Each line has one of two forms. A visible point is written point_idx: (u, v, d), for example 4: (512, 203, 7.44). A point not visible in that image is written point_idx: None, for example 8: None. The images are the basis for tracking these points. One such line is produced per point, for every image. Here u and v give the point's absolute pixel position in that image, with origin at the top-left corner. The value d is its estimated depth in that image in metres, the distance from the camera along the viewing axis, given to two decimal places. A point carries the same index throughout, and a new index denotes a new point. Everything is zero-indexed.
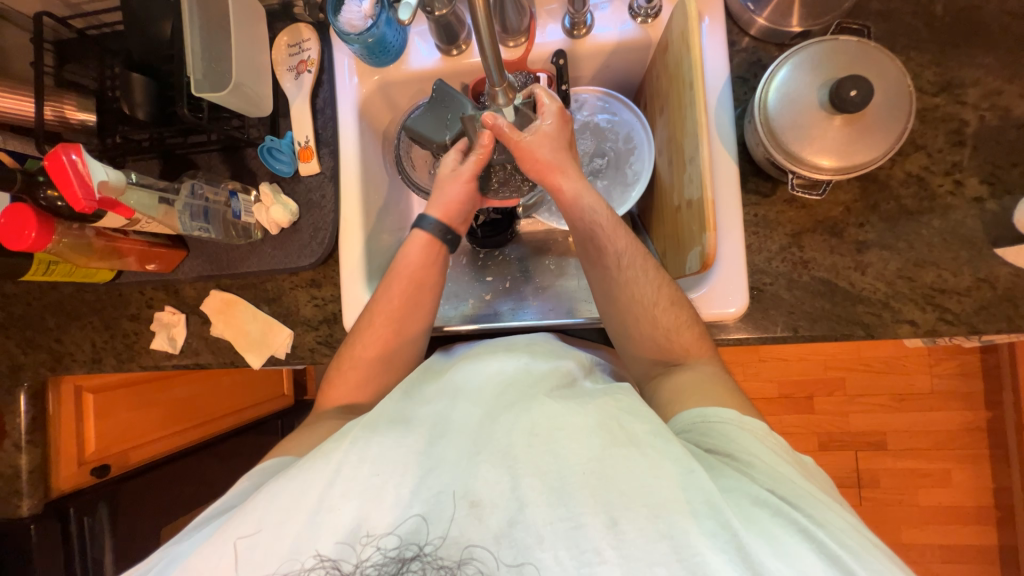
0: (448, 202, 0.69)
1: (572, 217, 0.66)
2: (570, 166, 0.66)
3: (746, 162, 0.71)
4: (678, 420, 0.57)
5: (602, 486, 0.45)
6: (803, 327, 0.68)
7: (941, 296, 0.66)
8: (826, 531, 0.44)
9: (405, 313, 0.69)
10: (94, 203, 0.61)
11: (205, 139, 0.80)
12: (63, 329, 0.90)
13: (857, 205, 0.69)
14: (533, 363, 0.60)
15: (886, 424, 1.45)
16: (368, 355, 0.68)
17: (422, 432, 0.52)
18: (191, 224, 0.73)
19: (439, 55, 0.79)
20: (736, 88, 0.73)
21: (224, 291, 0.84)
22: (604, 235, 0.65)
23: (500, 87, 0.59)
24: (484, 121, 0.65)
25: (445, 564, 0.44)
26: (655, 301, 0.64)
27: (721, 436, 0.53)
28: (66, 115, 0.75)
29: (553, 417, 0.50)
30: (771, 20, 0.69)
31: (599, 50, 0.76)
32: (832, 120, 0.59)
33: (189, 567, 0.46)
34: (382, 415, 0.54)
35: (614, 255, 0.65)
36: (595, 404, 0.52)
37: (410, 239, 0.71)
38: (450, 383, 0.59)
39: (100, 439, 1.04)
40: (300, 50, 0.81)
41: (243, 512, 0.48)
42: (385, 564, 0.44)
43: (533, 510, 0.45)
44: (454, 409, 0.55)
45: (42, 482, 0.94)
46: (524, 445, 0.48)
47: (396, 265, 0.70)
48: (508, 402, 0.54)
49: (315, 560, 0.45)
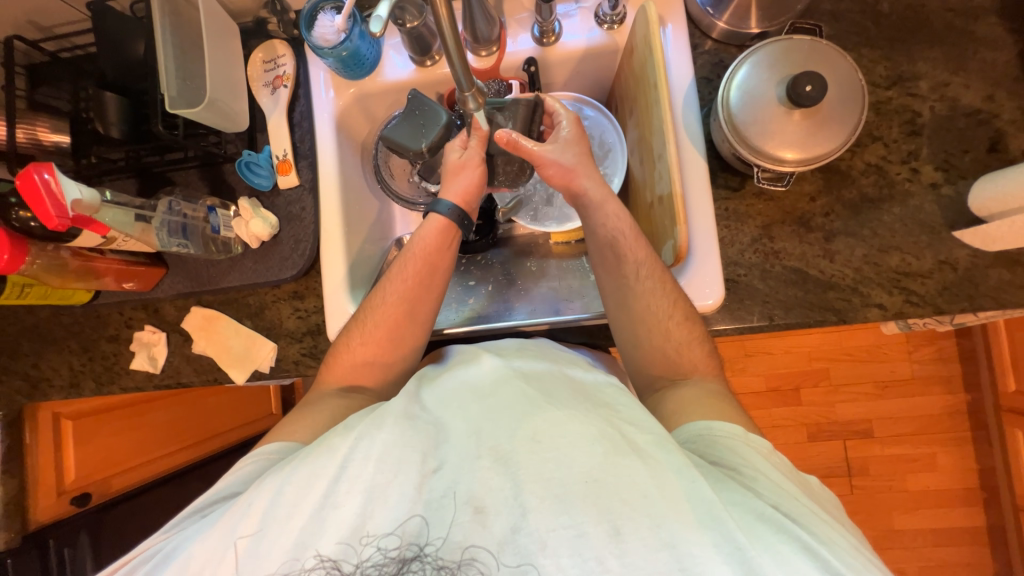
0: (466, 187, 0.71)
1: (595, 225, 0.67)
2: (591, 172, 0.68)
3: (715, 158, 0.74)
4: (682, 430, 0.57)
5: (603, 494, 0.45)
6: (779, 315, 0.70)
7: (906, 279, 0.69)
8: (830, 550, 0.44)
9: (414, 297, 0.69)
10: (67, 220, 0.60)
11: (182, 156, 0.80)
12: (39, 354, 0.88)
13: (822, 195, 0.71)
14: (528, 366, 0.59)
15: (871, 412, 1.48)
16: (358, 360, 0.68)
17: (423, 436, 0.51)
18: (170, 239, 0.74)
19: (413, 66, 0.81)
20: (702, 88, 0.76)
21: (205, 307, 0.83)
22: (626, 244, 0.66)
23: (470, 91, 0.57)
24: (500, 139, 0.66)
25: (446, 565, 0.44)
26: (669, 314, 0.65)
27: (726, 451, 0.53)
28: (39, 137, 0.75)
29: (555, 425, 0.49)
30: (730, 23, 0.72)
31: (568, 56, 0.78)
32: (792, 115, 0.62)
33: (195, 556, 0.48)
34: (387, 412, 0.53)
35: (633, 265, 0.65)
36: (596, 413, 0.51)
37: (424, 224, 0.71)
38: (450, 388, 0.58)
39: (81, 467, 1.02)
40: (275, 66, 0.82)
41: (244, 502, 0.49)
42: (385, 564, 0.44)
43: (535, 515, 0.45)
44: (453, 411, 0.54)
45: (20, 514, 0.90)
46: (526, 451, 0.48)
47: (412, 245, 0.70)
48: (508, 403, 0.52)
49: (315, 560, 0.44)
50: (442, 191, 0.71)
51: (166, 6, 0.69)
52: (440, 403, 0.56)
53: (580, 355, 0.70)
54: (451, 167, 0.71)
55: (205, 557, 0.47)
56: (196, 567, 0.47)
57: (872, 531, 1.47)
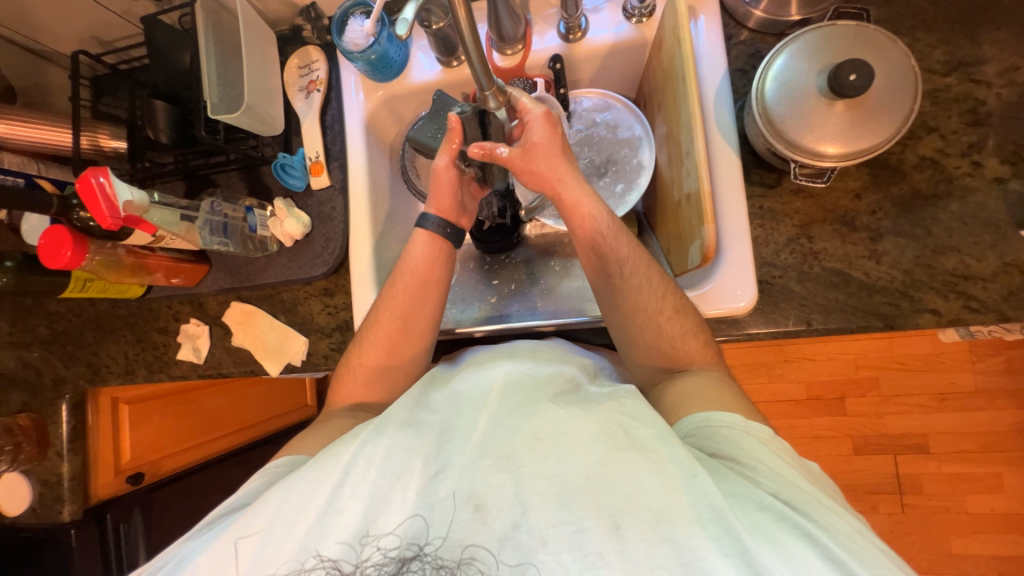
0: (441, 196, 0.71)
1: (575, 226, 0.65)
2: (569, 172, 0.65)
3: (749, 154, 0.70)
4: (680, 424, 0.55)
5: (604, 490, 0.44)
6: (817, 320, 0.66)
7: (964, 283, 0.63)
8: (832, 536, 0.42)
9: (411, 312, 0.70)
10: (119, 220, 0.65)
11: (224, 159, 0.84)
12: (100, 343, 0.96)
13: (868, 192, 0.67)
14: (534, 368, 0.59)
15: (926, 426, 1.37)
16: (378, 359, 0.70)
17: (430, 437, 0.52)
18: (212, 238, 0.78)
19: (439, 67, 0.82)
20: (735, 81, 0.73)
21: (244, 302, 0.88)
22: (607, 243, 0.64)
23: (489, 90, 0.56)
24: (474, 154, 0.63)
25: (446, 564, 0.44)
26: (659, 309, 0.62)
27: (724, 441, 0.50)
28: (101, 144, 0.81)
29: (556, 423, 0.49)
30: (768, 12, 0.69)
31: (594, 52, 0.77)
32: (833, 107, 0.58)
33: (198, 566, 0.49)
34: (391, 418, 0.53)
35: (616, 263, 0.64)
36: (600, 411, 0.51)
37: (412, 239, 0.72)
38: (458, 389, 0.59)
39: (134, 448, 1.11)
40: (309, 71, 0.85)
41: (253, 511, 0.49)
42: (386, 564, 0.45)
43: (535, 514, 0.44)
44: (460, 414, 0.55)
45: (82, 488, 0.98)
46: (528, 450, 0.48)
47: (401, 264, 0.71)
48: (512, 405, 0.53)
49: (316, 560, 0.46)
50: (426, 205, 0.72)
51: (209, 17, 0.74)
52: (447, 405, 0.57)
53: (597, 359, 0.68)
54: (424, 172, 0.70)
55: (212, 564, 0.48)
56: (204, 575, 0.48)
57: (927, 555, 1.36)
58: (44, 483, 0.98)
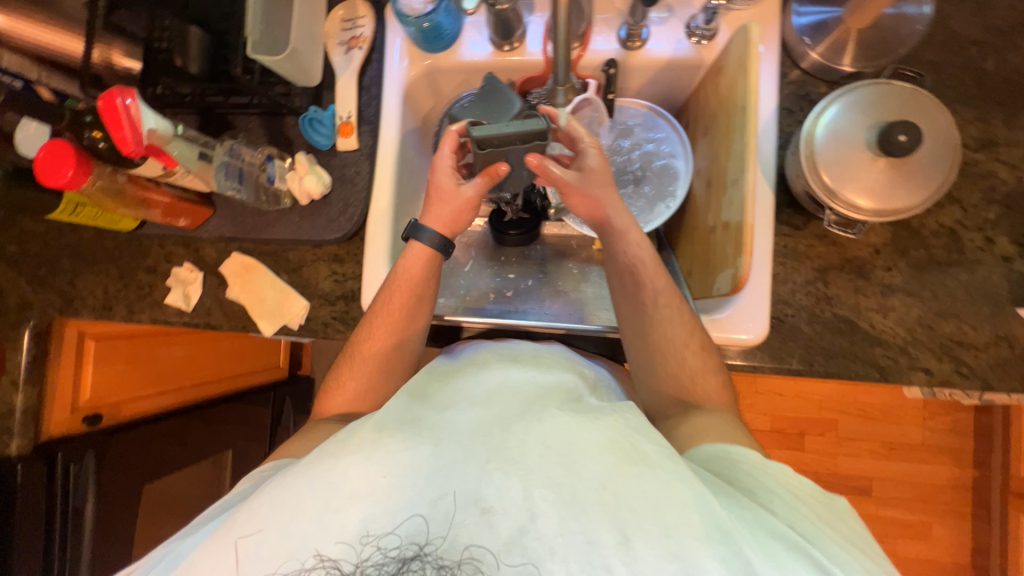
0: (453, 217, 0.69)
1: (615, 254, 0.67)
2: (616, 199, 0.66)
3: (783, 193, 0.72)
4: (698, 451, 0.56)
5: (614, 501, 0.43)
6: (819, 362, 0.69)
7: (958, 348, 0.67)
8: (842, 568, 0.42)
9: (402, 329, 0.69)
10: (141, 149, 0.61)
11: (247, 102, 0.80)
12: (78, 273, 0.91)
13: (886, 248, 0.69)
14: (539, 377, 0.59)
15: (873, 471, 1.45)
16: (370, 363, 0.69)
17: (430, 434, 0.48)
18: (226, 182, 0.74)
19: (491, 49, 0.79)
20: (782, 119, 0.73)
21: (245, 254, 0.84)
22: (645, 275, 0.65)
23: (562, 86, 0.63)
24: (529, 162, 0.61)
25: (446, 564, 0.40)
26: (686, 342, 0.64)
27: (742, 472, 0.51)
28: (113, 60, 0.76)
29: (564, 431, 0.48)
30: (824, 56, 0.70)
31: (649, 64, 0.76)
32: (876, 162, 0.60)
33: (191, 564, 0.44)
34: (388, 416, 0.51)
35: (652, 293, 0.65)
36: (607, 422, 0.50)
37: (407, 252, 0.70)
38: (455, 389, 0.58)
39: (96, 387, 1.03)
40: (353, 26, 0.81)
41: (250, 509, 0.46)
42: (385, 564, 0.41)
43: (545, 522, 0.42)
44: (458, 411, 0.52)
45: (34, 422, 0.93)
46: (537, 456, 0.46)
47: (394, 271, 0.69)
48: (517, 411, 0.51)
49: (315, 559, 0.41)
50: (425, 217, 0.69)
51: None
52: (448, 401, 0.55)
53: (598, 370, 0.69)
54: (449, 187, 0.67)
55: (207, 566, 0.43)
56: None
57: None
58: None
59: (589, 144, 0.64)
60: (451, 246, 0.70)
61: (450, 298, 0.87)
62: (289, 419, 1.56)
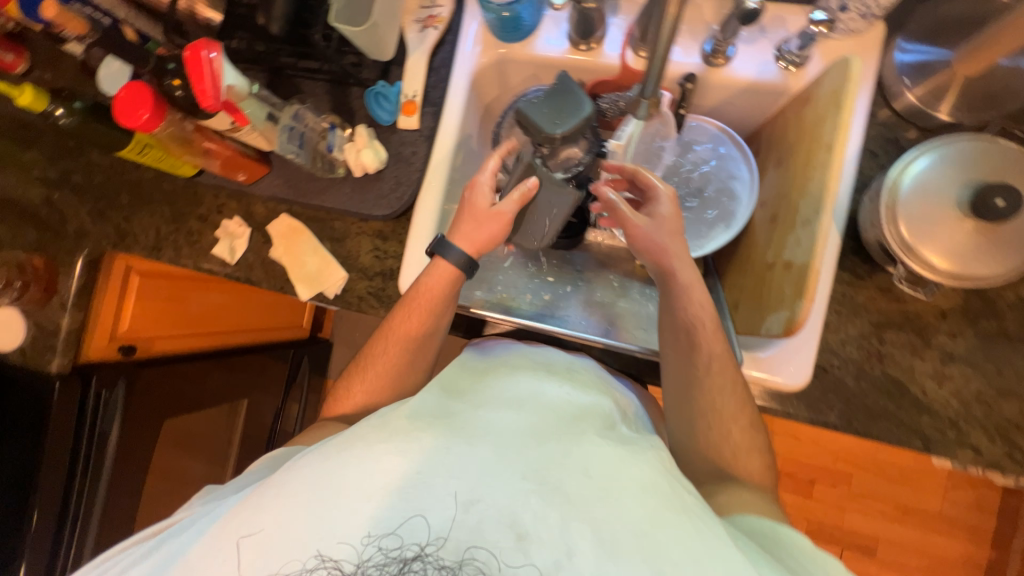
0: (479, 236, 0.70)
1: (673, 308, 0.64)
2: (684, 253, 0.65)
3: (851, 239, 0.68)
4: (745, 522, 0.52)
5: (654, 552, 0.40)
6: (859, 421, 0.66)
7: (1015, 431, 0.63)
8: None
9: (418, 344, 0.70)
10: (219, 104, 0.62)
11: (316, 67, 0.81)
12: (134, 211, 0.94)
13: (954, 314, 0.65)
14: (574, 395, 0.57)
15: (882, 532, 1.40)
16: (383, 373, 0.69)
17: (467, 438, 0.46)
18: (288, 144, 0.73)
19: (567, 46, 0.77)
20: (864, 161, 0.69)
21: (293, 217, 0.85)
22: (703, 334, 0.62)
23: (648, 98, 0.56)
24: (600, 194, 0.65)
25: (446, 564, 0.40)
26: (734, 416, 0.62)
27: (789, 555, 0.47)
28: (197, 11, 0.80)
29: (606, 463, 0.45)
30: (921, 100, 0.66)
31: (729, 84, 0.73)
32: (964, 223, 0.56)
33: (192, 557, 0.43)
34: (423, 410, 0.50)
35: (706, 357, 0.62)
36: (649, 459, 0.48)
37: (431, 266, 0.70)
38: (489, 390, 0.56)
39: (135, 320, 1.07)
40: (431, 5, 0.81)
41: (258, 509, 0.43)
42: (386, 564, 0.40)
43: (583, 561, 0.40)
44: (494, 414, 0.51)
45: (76, 344, 0.97)
46: (577, 485, 0.43)
47: (416, 286, 0.70)
48: (556, 429, 0.49)
49: (316, 560, 0.41)
50: (452, 235, 0.70)
51: None
52: (483, 401, 0.53)
53: (629, 397, 0.67)
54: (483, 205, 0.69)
55: (205, 555, 0.43)
56: (196, 563, 0.43)
57: None
58: (39, 328, 0.96)
59: (663, 194, 0.65)
60: (475, 267, 0.71)
61: (483, 291, 0.84)
62: (305, 378, 1.60)
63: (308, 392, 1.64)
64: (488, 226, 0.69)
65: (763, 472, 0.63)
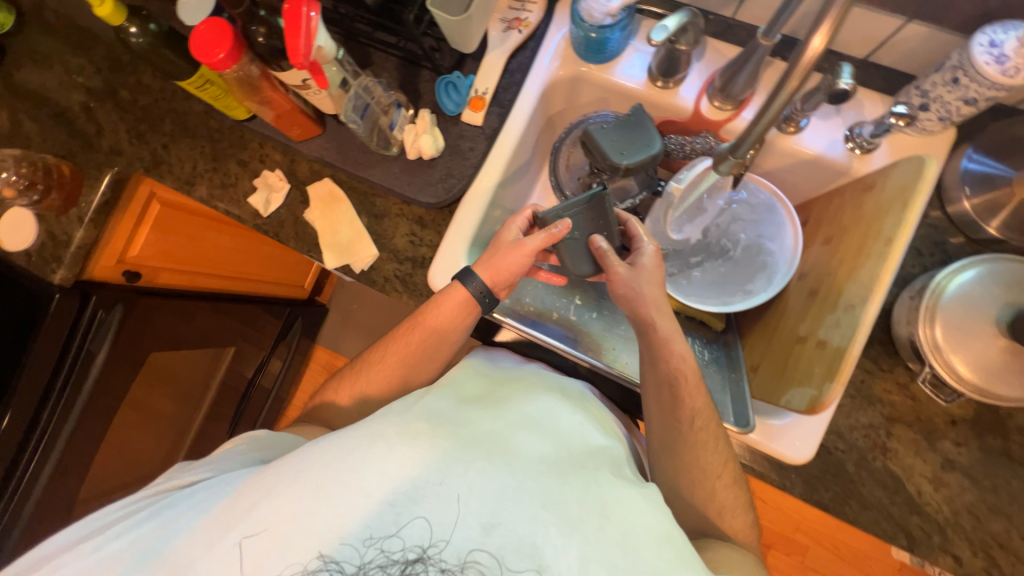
0: (501, 266, 0.68)
1: (656, 358, 0.65)
2: (664, 307, 0.67)
3: (882, 330, 0.69)
4: None
5: None
6: (852, 507, 0.67)
7: (997, 549, 0.64)
8: None
9: (416, 362, 0.71)
10: (306, 64, 0.61)
11: (393, 43, 0.81)
12: (174, 140, 0.92)
13: (964, 424, 0.66)
14: (586, 425, 0.59)
15: None
16: (377, 383, 0.70)
17: (487, 459, 0.49)
18: (351, 113, 0.72)
19: (644, 79, 0.77)
20: (907, 257, 0.70)
21: (335, 184, 0.84)
22: (685, 391, 0.63)
23: (736, 157, 0.57)
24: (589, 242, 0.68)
25: (446, 567, 0.45)
26: (717, 474, 0.63)
27: None
28: None
29: (625, 507, 0.49)
30: (976, 211, 0.67)
31: (795, 152, 0.74)
32: (997, 341, 0.58)
33: (191, 539, 0.47)
34: (447, 419, 0.53)
35: (688, 412, 0.63)
36: (658, 505, 0.52)
37: (445, 292, 0.69)
38: (511, 404, 0.58)
39: (147, 249, 1.03)
40: (520, 8, 0.80)
41: (255, 507, 0.47)
42: (390, 564, 0.45)
43: None
44: (514, 432, 0.53)
45: (82, 261, 0.92)
46: (594, 527, 0.47)
47: (424, 311, 0.69)
48: (574, 463, 0.52)
49: (318, 560, 0.45)
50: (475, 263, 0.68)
51: None
52: (506, 415, 0.55)
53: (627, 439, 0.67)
54: (506, 241, 0.69)
55: (203, 539, 0.47)
56: (189, 551, 0.46)
57: None
58: (49, 237, 0.91)
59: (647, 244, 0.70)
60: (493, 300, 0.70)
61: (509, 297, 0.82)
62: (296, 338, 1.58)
63: (295, 354, 1.62)
64: (510, 257, 0.68)
65: (749, 535, 0.63)
